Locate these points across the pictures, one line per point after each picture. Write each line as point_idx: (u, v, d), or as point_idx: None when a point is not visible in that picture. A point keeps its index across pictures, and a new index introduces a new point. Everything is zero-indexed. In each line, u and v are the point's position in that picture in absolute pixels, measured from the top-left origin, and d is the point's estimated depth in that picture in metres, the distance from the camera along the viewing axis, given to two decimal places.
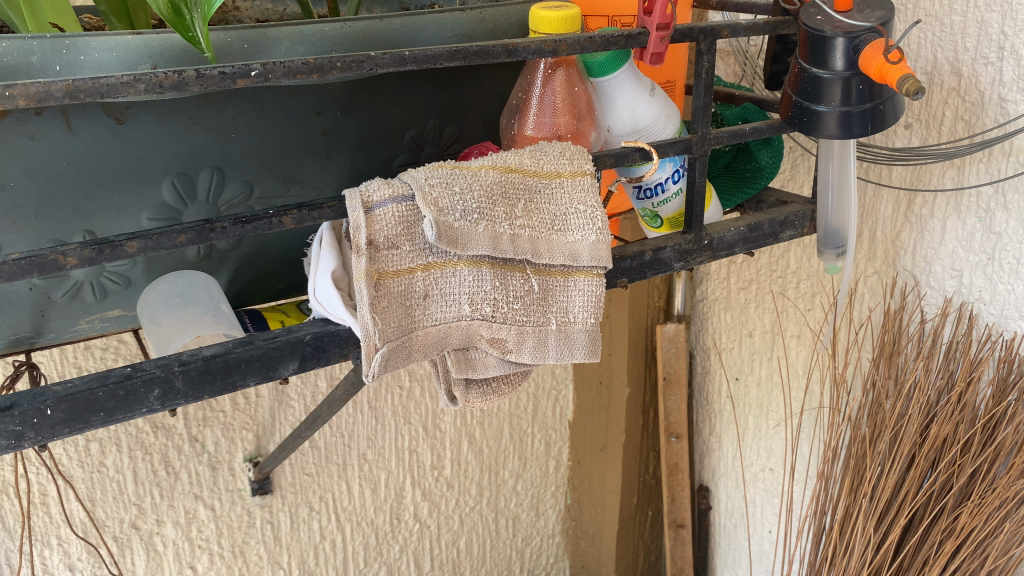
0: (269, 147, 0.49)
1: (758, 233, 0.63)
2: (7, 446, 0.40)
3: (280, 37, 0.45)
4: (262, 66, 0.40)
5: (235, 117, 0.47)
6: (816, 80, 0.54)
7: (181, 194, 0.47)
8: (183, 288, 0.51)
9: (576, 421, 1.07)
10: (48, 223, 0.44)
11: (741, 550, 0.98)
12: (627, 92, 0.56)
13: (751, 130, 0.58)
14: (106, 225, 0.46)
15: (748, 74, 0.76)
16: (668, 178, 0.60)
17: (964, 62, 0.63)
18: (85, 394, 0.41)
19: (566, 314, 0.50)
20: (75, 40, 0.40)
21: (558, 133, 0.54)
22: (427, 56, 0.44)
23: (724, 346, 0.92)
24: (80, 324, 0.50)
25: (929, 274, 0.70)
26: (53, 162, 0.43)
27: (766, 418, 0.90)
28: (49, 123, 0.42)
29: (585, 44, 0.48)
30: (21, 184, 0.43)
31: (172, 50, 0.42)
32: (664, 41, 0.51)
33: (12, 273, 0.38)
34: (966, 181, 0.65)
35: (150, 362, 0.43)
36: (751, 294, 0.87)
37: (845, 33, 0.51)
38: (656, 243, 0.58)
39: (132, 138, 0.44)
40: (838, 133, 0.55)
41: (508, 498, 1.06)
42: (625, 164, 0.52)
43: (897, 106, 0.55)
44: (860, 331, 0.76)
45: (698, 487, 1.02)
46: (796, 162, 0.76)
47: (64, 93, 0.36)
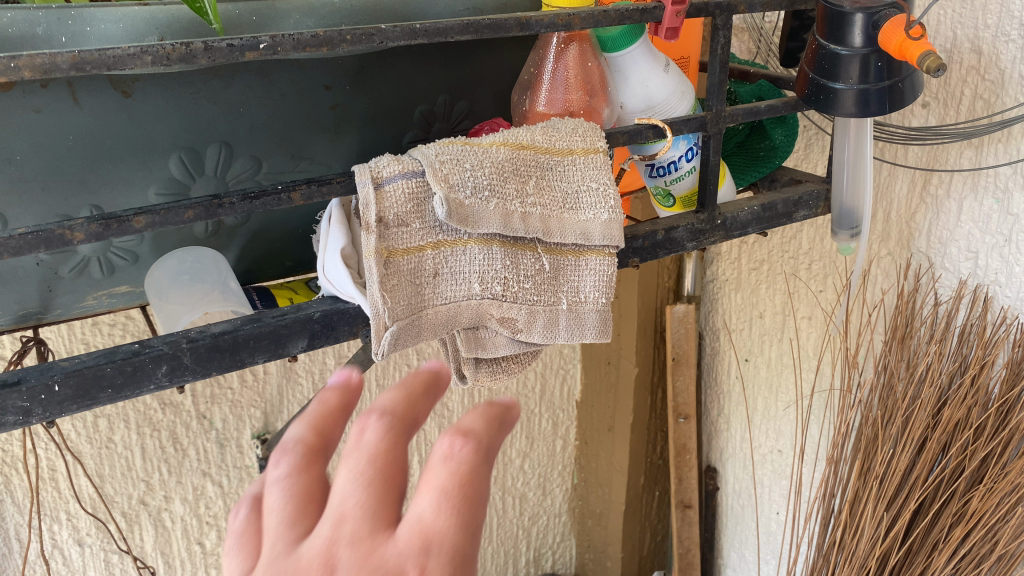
0: (277, 121, 0.48)
1: (771, 213, 0.62)
2: (16, 422, 0.40)
3: (289, 9, 0.44)
4: (271, 38, 0.39)
5: (244, 90, 0.46)
6: (833, 57, 0.53)
7: (188, 169, 0.47)
8: (190, 265, 0.50)
9: (584, 400, 1.06)
10: (54, 198, 0.44)
11: (748, 531, 0.98)
12: (641, 68, 0.55)
13: (767, 108, 0.57)
14: (113, 200, 0.46)
15: (763, 51, 0.75)
16: (681, 156, 0.59)
17: (984, 39, 0.61)
18: (93, 370, 0.41)
19: (577, 293, 0.50)
20: (82, 11, 0.40)
21: (570, 109, 0.53)
22: (439, 29, 0.43)
23: (734, 327, 0.92)
24: (88, 299, 0.50)
25: (944, 255, 0.69)
26: (59, 134, 0.42)
27: (775, 400, 0.89)
28: (55, 95, 0.41)
29: (600, 18, 0.47)
30: (27, 158, 0.42)
31: (179, 22, 0.42)
32: (680, 15, 0.51)
33: (19, 248, 0.38)
34: (984, 161, 0.64)
35: (158, 338, 0.43)
36: (762, 275, 0.86)
37: (864, 9, 0.50)
38: (669, 222, 0.58)
39: (139, 112, 0.44)
40: (855, 111, 0.54)
41: (515, 477, 1.05)
42: (638, 142, 0.52)
43: (916, 84, 0.54)
44: (873, 313, 0.75)
45: (705, 468, 1.02)
46: (810, 140, 0.75)
47: (70, 65, 0.36)
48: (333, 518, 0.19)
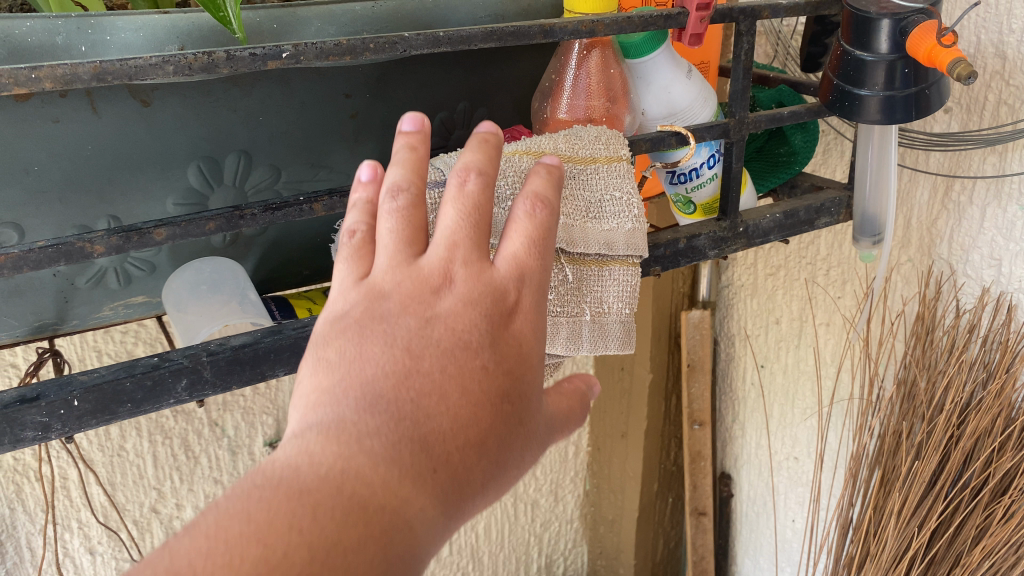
0: (297, 130, 0.47)
1: (793, 220, 0.61)
2: (34, 438, 0.39)
3: (310, 17, 0.43)
4: (294, 47, 0.38)
5: (263, 99, 0.45)
6: (859, 63, 0.52)
7: (207, 178, 0.46)
8: (208, 276, 0.50)
9: (596, 406, 1.06)
10: (72, 209, 0.43)
11: (763, 539, 0.97)
12: (664, 75, 0.54)
13: (790, 114, 0.56)
14: (131, 210, 0.45)
15: (781, 54, 0.75)
16: (703, 163, 0.58)
17: (1009, 44, 0.60)
18: (113, 385, 0.40)
19: (600, 304, 0.49)
20: (101, 20, 0.39)
21: (592, 117, 0.52)
22: (462, 37, 0.42)
23: (749, 333, 0.91)
24: (104, 310, 0.49)
25: (966, 263, 0.68)
26: (77, 144, 0.42)
27: (792, 406, 0.89)
28: (73, 105, 0.41)
29: (624, 24, 0.46)
30: (45, 168, 0.42)
31: (200, 30, 0.41)
32: (704, 21, 0.50)
33: (38, 262, 0.37)
34: (1008, 167, 0.63)
35: (178, 351, 0.43)
36: (779, 280, 0.85)
37: (892, 15, 0.50)
38: (691, 230, 0.57)
39: (158, 121, 0.43)
40: (880, 118, 0.53)
41: (527, 483, 1.05)
42: (662, 149, 0.51)
43: (942, 91, 0.53)
44: (893, 320, 0.74)
45: (720, 475, 1.01)
46: (829, 145, 0.74)
47: (91, 75, 0.35)
48: (446, 245, 0.32)
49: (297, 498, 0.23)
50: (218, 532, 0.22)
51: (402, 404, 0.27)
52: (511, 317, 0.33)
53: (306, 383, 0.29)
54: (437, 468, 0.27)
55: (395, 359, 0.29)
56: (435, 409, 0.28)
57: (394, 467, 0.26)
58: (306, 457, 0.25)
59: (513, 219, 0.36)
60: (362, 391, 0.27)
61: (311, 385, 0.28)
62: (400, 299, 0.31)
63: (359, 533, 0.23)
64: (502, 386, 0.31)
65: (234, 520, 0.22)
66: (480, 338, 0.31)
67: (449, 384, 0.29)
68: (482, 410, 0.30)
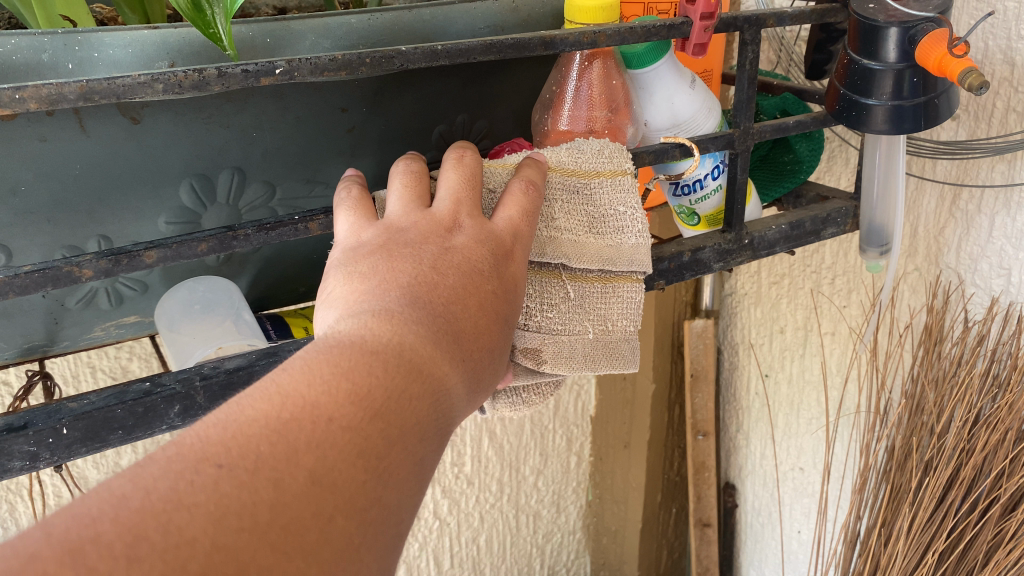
0: (292, 145, 0.46)
1: (799, 231, 0.60)
2: (21, 468, 0.38)
3: (305, 31, 0.42)
4: (287, 63, 0.37)
5: (258, 114, 0.44)
6: (867, 72, 0.51)
7: (199, 196, 0.45)
8: (202, 295, 0.49)
9: (598, 416, 1.05)
10: (61, 229, 0.42)
11: (769, 550, 0.96)
12: (667, 85, 0.53)
13: (795, 124, 0.55)
14: (122, 230, 0.44)
15: (785, 61, 0.74)
16: (707, 174, 0.57)
17: (1017, 50, 0.59)
18: (103, 413, 0.39)
19: (605, 322, 0.47)
20: (89, 37, 0.38)
21: (593, 129, 0.51)
22: (461, 50, 0.41)
23: (754, 342, 0.90)
24: (96, 330, 0.48)
25: (974, 272, 0.67)
26: (66, 164, 0.40)
27: (797, 417, 0.88)
28: (61, 124, 0.39)
29: (626, 34, 0.45)
30: (32, 189, 0.40)
31: (191, 46, 0.40)
32: (708, 31, 0.48)
33: (24, 287, 0.36)
34: (1017, 176, 0.62)
35: (170, 376, 0.41)
36: (783, 289, 0.84)
37: (900, 23, 0.48)
38: (695, 242, 0.56)
39: (148, 138, 0.42)
40: (888, 128, 0.52)
41: (529, 494, 1.04)
42: (665, 161, 0.49)
43: (952, 100, 0.52)
44: (899, 331, 0.73)
45: (724, 485, 1.00)
46: (833, 153, 0.73)
47: (78, 95, 0.34)
48: (453, 194, 0.37)
49: (367, 357, 0.27)
50: (310, 374, 0.26)
51: (435, 303, 0.31)
52: (516, 250, 0.37)
53: (339, 285, 0.32)
54: (463, 357, 0.31)
55: (425, 263, 0.33)
56: (464, 312, 0.32)
57: (437, 344, 0.30)
58: (364, 330, 0.28)
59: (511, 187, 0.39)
60: (403, 289, 0.31)
61: (346, 286, 0.32)
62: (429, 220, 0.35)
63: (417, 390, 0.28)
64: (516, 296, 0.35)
65: (322, 365, 0.26)
66: (490, 266, 0.34)
67: (470, 296, 0.33)
68: (494, 324, 0.33)
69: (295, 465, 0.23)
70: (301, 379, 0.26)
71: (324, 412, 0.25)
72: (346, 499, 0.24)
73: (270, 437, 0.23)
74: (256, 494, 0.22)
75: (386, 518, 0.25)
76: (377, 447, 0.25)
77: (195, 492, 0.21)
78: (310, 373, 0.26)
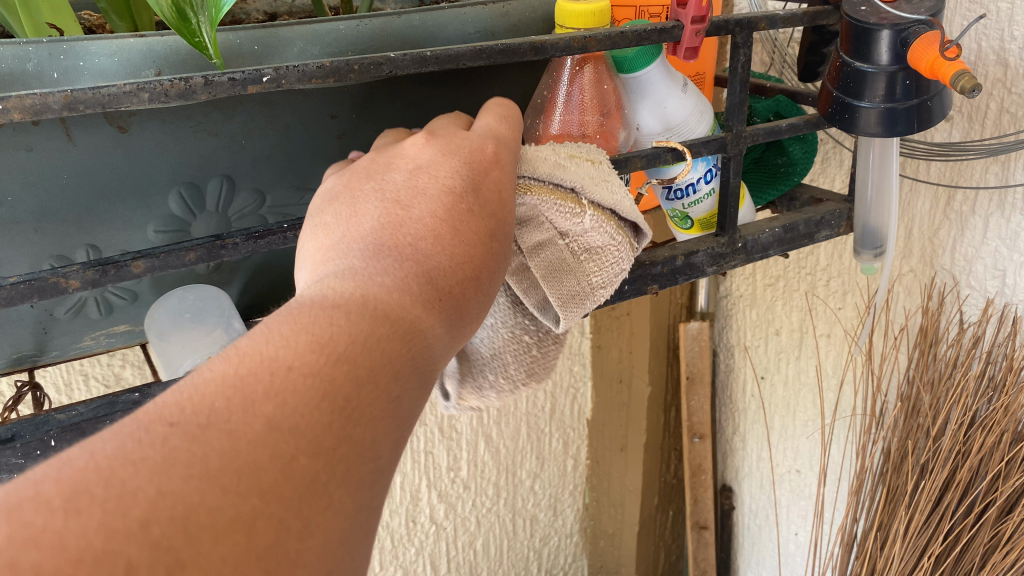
0: (281, 152, 0.46)
1: (793, 234, 0.59)
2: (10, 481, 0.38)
3: (293, 38, 0.42)
4: (274, 71, 0.37)
5: (246, 122, 0.43)
6: (859, 75, 0.51)
7: (189, 205, 0.45)
8: (191, 304, 0.49)
9: (594, 419, 1.04)
10: (49, 238, 0.42)
11: (766, 552, 0.96)
12: (659, 89, 0.53)
13: (788, 127, 0.55)
14: (110, 239, 0.44)
15: (778, 62, 0.73)
16: (700, 178, 0.56)
17: (1010, 51, 0.59)
18: (92, 424, 0.39)
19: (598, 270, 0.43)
20: (74, 45, 0.38)
21: (585, 133, 0.51)
22: (450, 56, 0.41)
23: (749, 345, 0.89)
24: (85, 340, 0.48)
25: (969, 274, 0.67)
26: (52, 173, 0.40)
27: (793, 419, 0.88)
28: (47, 133, 0.39)
29: (617, 39, 0.45)
30: (19, 199, 0.40)
31: (178, 54, 0.39)
32: (699, 35, 0.48)
33: (11, 299, 0.36)
34: (1011, 177, 0.62)
35: (160, 387, 0.41)
36: (778, 291, 0.84)
37: (892, 25, 0.48)
38: (689, 246, 0.55)
39: (136, 147, 0.41)
40: (880, 130, 0.51)
41: (526, 498, 1.03)
42: (658, 165, 0.49)
43: (944, 102, 0.52)
44: (895, 333, 0.73)
45: (721, 487, 1.00)
46: (827, 155, 0.73)
47: (62, 105, 0.34)
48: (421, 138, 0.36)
49: (326, 310, 0.26)
50: (269, 332, 0.25)
51: (403, 249, 0.30)
52: (499, 158, 0.36)
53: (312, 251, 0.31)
54: (442, 293, 0.29)
55: (394, 211, 0.32)
56: (437, 248, 0.30)
57: (406, 286, 0.28)
58: (327, 289, 0.27)
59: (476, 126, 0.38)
60: (370, 241, 0.30)
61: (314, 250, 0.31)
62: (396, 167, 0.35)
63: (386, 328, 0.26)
64: (499, 220, 0.34)
65: (281, 324, 0.25)
66: (463, 186, 0.33)
67: (443, 226, 0.31)
68: (477, 251, 0.32)
69: (254, 414, 0.22)
70: (261, 336, 0.25)
71: (285, 362, 0.24)
72: (314, 439, 0.22)
73: (227, 393, 0.22)
74: (209, 445, 0.21)
75: (365, 453, 0.23)
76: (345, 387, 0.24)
77: (143, 449, 0.20)
78: (270, 331, 0.25)
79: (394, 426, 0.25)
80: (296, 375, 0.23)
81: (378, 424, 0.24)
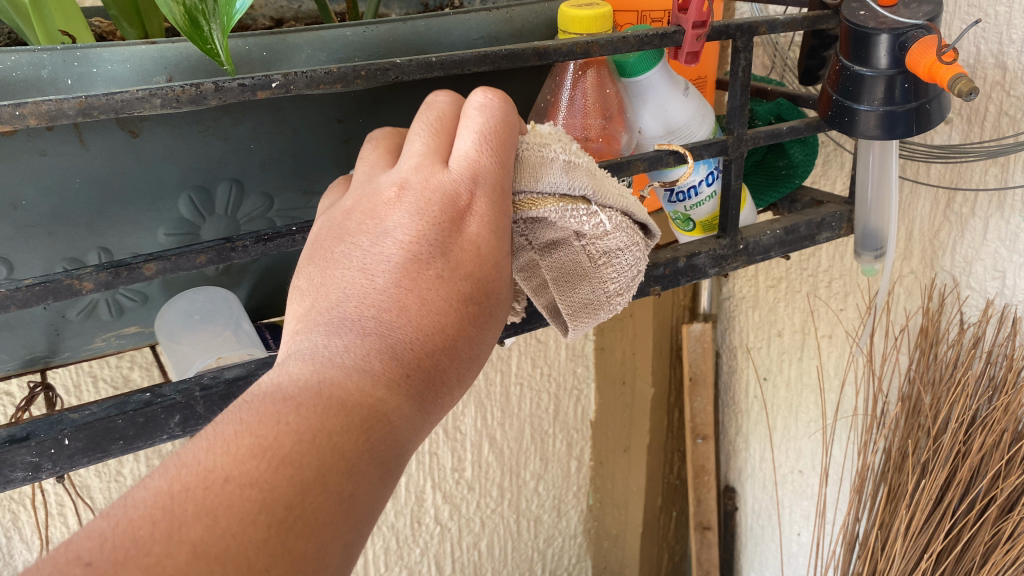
0: (289, 156, 0.46)
1: (794, 236, 0.60)
2: (24, 478, 0.38)
3: (301, 44, 0.43)
4: (284, 76, 0.38)
5: (255, 127, 0.44)
6: (857, 79, 0.51)
7: (198, 208, 0.46)
8: (202, 305, 0.49)
9: (598, 420, 1.05)
10: (62, 241, 0.43)
11: (769, 552, 0.97)
12: (661, 93, 0.53)
13: (789, 130, 0.56)
14: (122, 242, 0.45)
15: (779, 66, 0.74)
16: (702, 180, 0.57)
17: (1009, 54, 0.59)
18: (104, 423, 0.39)
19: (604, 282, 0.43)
20: (87, 52, 0.38)
21: (587, 135, 0.52)
22: (455, 61, 0.41)
23: (752, 346, 0.90)
24: (96, 341, 0.48)
25: (969, 275, 0.67)
26: (65, 178, 0.41)
27: (795, 419, 0.88)
28: (61, 138, 0.40)
29: (619, 44, 0.45)
30: (33, 203, 0.41)
31: (188, 60, 0.40)
32: (700, 39, 0.49)
33: (26, 300, 0.37)
34: (1010, 179, 0.62)
35: (170, 386, 0.42)
36: (780, 292, 0.85)
37: (891, 30, 0.49)
38: (690, 248, 0.56)
39: (147, 151, 0.42)
40: (879, 133, 0.52)
41: (529, 499, 1.04)
42: (659, 168, 0.50)
43: (942, 105, 0.53)
44: (896, 334, 0.73)
45: (724, 488, 1.00)
46: (828, 157, 0.74)
47: (77, 110, 0.34)
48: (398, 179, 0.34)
49: (278, 403, 0.27)
50: (214, 437, 0.26)
51: (365, 323, 0.30)
52: (476, 198, 0.34)
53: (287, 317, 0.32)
54: (407, 372, 0.30)
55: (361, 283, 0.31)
56: (400, 319, 0.30)
57: (368, 369, 0.29)
58: (284, 378, 0.28)
59: (454, 157, 0.35)
60: (334, 316, 0.30)
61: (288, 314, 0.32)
62: (363, 232, 0.33)
63: (344, 419, 0.27)
64: (475, 281, 0.32)
65: (235, 424, 0.26)
66: (432, 248, 0.32)
67: (410, 296, 0.31)
68: (449, 318, 0.31)
69: (179, 540, 0.23)
70: (207, 444, 0.25)
71: (221, 473, 0.24)
72: (247, 563, 0.23)
73: (154, 516, 0.23)
74: None
75: (315, 559, 0.24)
76: (299, 489, 0.25)
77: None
78: (216, 436, 0.26)
79: (358, 510, 0.26)
80: (244, 487, 0.24)
81: (337, 522, 0.25)
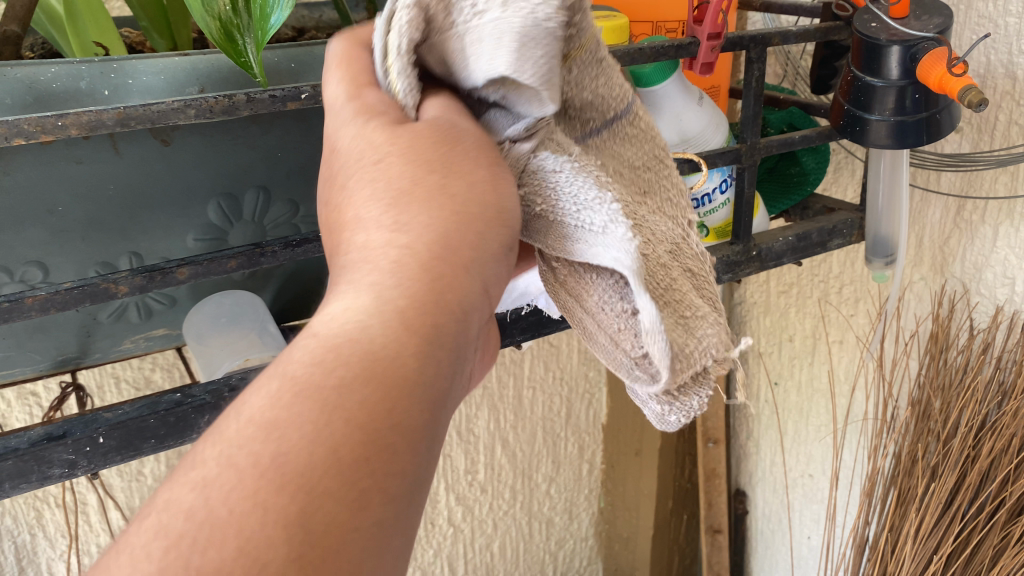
0: (314, 164, 0.48)
1: (806, 243, 0.61)
2: (60, 475, 0.40)
3: (327, 56, 0.44)
4: (312, 88, 0.39)
5: (282, 136, 0.46)
6: (869, 89, 0.52)
7: (227, 215, 0.47)
8: (229, 307, 0.51)
9: (610, 424, 1.06)
10: (95, 246, 0.44)
11: (780, 555, 0.98)
12: (676, 102, 0.55)
13: (801, 139, 0.57)
14: (153, 247, 0.46)
15: (791, 75, 0.75)
16: (716, 188, 0.58)
17: (1019, 65, 0.60)
18: (137, 422, 0.41)
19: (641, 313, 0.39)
20: (123, 64, 0.40)
21: None
22: None
23: (763, 351, 0.91)
24: (125, 343, 0.50)
25: (979, 281, 0.68)
26: (100, 185, 0.42)
27: (806, 423, 0.89)
28: (96, 147, 0.41)
29: (636, 55, 0.47)
30: (69, 209, 0.42)
31: (220, 71, 0.42)
32: (716, 50, 0.50)
33: (65, 303, 0.38)
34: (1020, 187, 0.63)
35: (200, 387, 0.43)
36: (791, 298, 0.85)
37: (901, 41, 0.50)
38: (704, 254, 0.57)
39: (178, 158, 0.44)
40: (891, 143, 0.53)
41: (541, 502, 1.05)
42: (675, 176, 0.51)
43: (952, 115, 0.54)
44: (906, 339, 0.74)
45: (735, 492, 1.01)
46: (839, 164, 0.74)
47: (116, 121, 0.36)
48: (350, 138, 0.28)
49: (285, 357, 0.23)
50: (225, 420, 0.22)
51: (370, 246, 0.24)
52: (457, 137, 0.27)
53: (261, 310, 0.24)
54: (432, 309, 0.23)
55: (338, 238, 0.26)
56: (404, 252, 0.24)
57: (386, 298, 0.23)
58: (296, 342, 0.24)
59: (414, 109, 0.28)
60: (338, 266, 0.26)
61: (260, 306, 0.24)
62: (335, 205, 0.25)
63: (384, 375, 0.21)
64: (474, 181, 0.26)
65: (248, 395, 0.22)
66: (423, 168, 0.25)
67: (411, 205, 0.24)
68: (458, 221, 0.25)
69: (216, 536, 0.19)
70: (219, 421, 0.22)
71: (223, 455, 0.20)
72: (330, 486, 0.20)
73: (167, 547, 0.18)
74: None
75: (388, 493, 0.21)
76: (343, 478, 0.20)
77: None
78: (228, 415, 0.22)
79: (415, 459, 0.21)
80: (243, 455, 0.20)
81: (378, 488, 0.20)
